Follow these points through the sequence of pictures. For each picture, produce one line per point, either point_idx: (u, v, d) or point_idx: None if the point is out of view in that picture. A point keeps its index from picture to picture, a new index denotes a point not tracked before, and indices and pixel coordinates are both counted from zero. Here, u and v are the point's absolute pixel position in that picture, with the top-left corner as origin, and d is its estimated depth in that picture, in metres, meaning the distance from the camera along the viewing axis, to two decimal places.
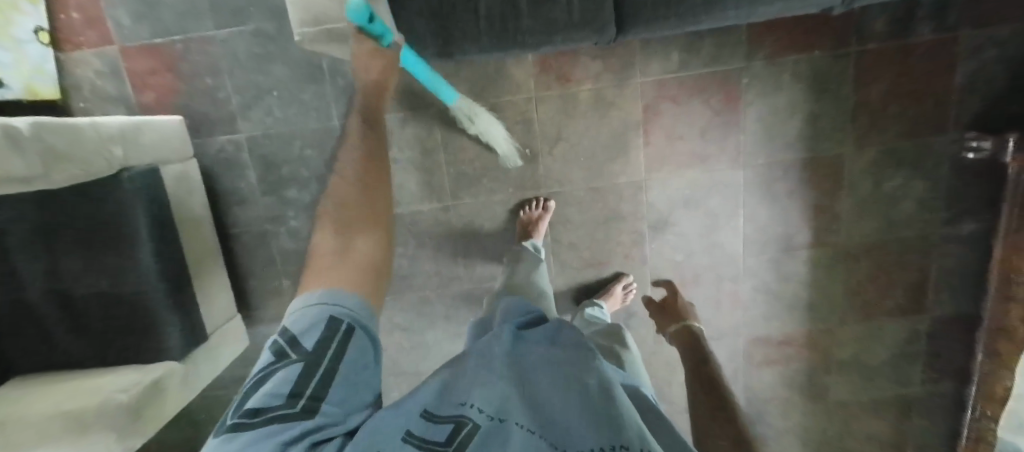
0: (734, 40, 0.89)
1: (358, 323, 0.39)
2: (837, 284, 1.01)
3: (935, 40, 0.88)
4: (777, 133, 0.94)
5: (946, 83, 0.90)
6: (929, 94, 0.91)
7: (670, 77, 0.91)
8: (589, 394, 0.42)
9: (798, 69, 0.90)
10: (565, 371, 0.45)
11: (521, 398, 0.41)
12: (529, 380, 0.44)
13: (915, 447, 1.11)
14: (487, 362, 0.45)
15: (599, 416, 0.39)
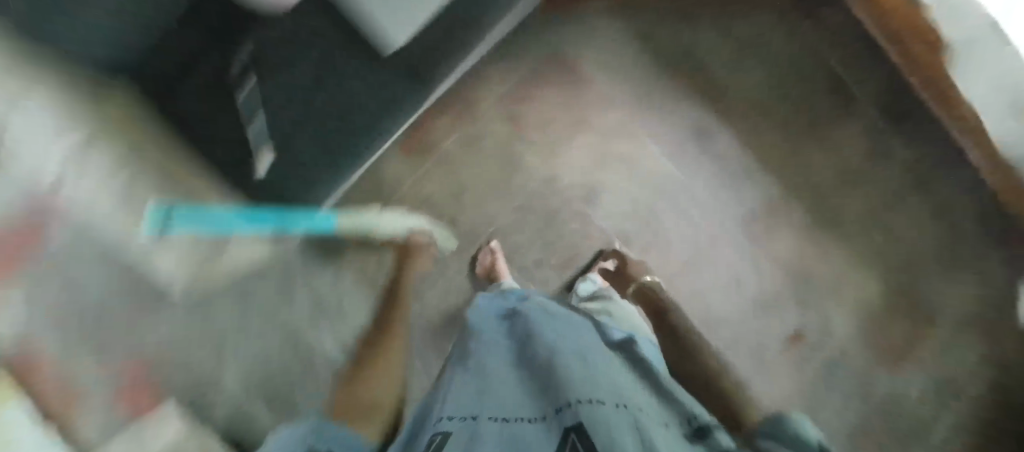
0: (533, 28, 1.00)
1: (320, 432, 0.46)
2: (769, 127, 1.04)
3: None
4: (620, 61, 1.02)
5: None
6: None
7: (508, 84, 1.00)
8: (557, 368, 0.50)
9: (600, 10, 1.02)
10: (542, 360, 0.54)
11: (497, 399, 0.49)
12: (508, 384, 0.52)
13: (963, 205, 1.03)
14: (471, 384, 0.54)
15: (564, 385, 0.46)
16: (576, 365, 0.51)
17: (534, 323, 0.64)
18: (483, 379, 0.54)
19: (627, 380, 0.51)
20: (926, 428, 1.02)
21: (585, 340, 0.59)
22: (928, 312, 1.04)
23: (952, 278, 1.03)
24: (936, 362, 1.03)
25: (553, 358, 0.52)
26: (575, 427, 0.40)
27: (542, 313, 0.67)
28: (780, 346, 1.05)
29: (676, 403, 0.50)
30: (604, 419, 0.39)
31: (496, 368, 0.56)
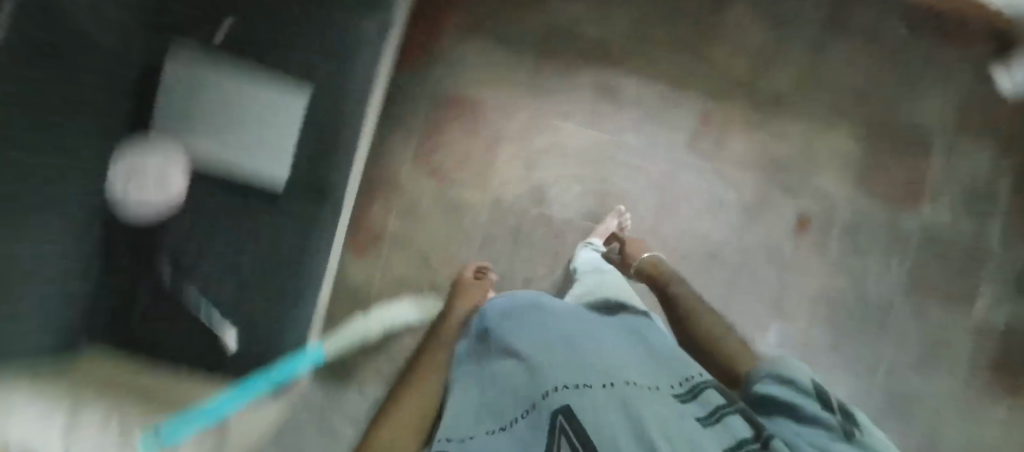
0: (403, 83, 0.98)
1: None
2: (673, 47, 1.01)
3: None
4: (500, 70, 1.00)
5: None
6: None
7: (414, 140, 0.99)
8: (543, 359, 0.56)
9: (455, 35, 0.98)
10: (529, 351, 0.58)
11: (492, 405, 0.56)
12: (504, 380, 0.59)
13: (875, 23, 1.02)
14: (473, 391, 0.61)
15: (545, 375, 0.53)
16: (560, 352, 0.56)
17: (521, 312, 0.69)
18: (483, 384, 0.61)
19: (613, 350, 0.57)
20: (959, 242, 1.04)
21: (571, 321, 0.64)
22: (914, 138, 1.04)
23: (916, 98, 1.03)
24: (939, 179, 1.04)
25: (541, 349, 0.58)
26: (563, 412, 0.47)
27: (528, 305, 0.70)
28: (792, 237, 1.04)
29: (667, 367, 0.57)
30: (587, 403, 0.46)
31: (494, 367, 0.63)
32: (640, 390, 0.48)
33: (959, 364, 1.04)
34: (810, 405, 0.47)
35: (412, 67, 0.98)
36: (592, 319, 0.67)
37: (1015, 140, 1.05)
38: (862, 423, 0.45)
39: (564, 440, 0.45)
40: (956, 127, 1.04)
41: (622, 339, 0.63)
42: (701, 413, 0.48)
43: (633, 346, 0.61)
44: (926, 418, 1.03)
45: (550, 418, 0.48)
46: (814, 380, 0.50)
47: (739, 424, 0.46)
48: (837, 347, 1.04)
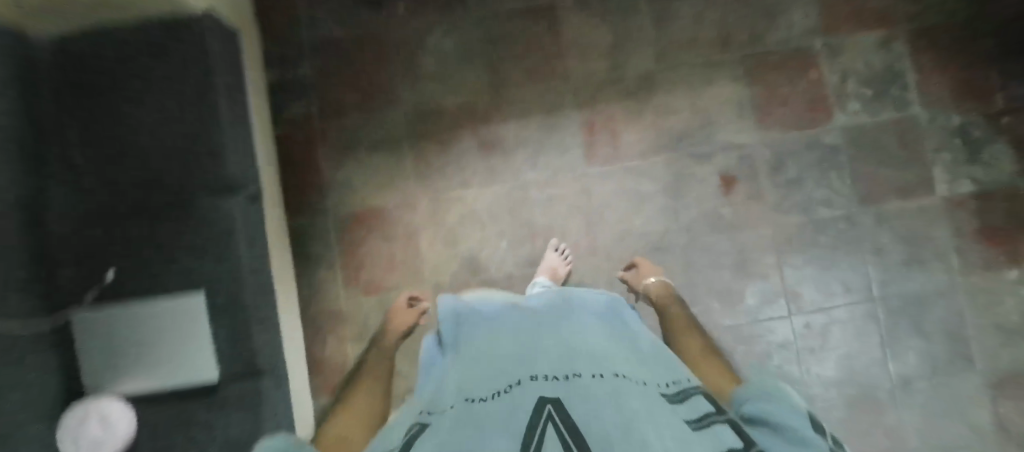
0: (305, 226, 1.02)
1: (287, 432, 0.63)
2: (532, 78, 1.02)
3: (304, 64, 1.02)
4: (384, 175, 1.03)
5: (340, 41, 1.02)
6: (349, 54, 1.02)
7: (335, 264, 1.02)
8: (538, 355, 0.57)
9: (331, 163, 1.02)
10: (520, 348, 0.60)
11: (474, 383, 0.54)
12: (488, 358, 0.59)
13: None
14: (454, 373, 0.60)
15: (538, 367, 0.54)
16: (552, 352, 0.58)
17: (511, 310, 0.72)
18: (466, 364, 0.61)
19: (600, 348, 0.60)
20: (885, 134, 1.02)
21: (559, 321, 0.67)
22: (795, 57, 1.02)
23: (779, 19, 1.02)
24: (837, 84, 1.02)
25: (529, 345, 0.60)
26: (552, 400, 0.46)
27: (513, 309, 0.73)
28: (723, 198, 1.01)
29: (652, 371, 0.59)
30: (588, 388, 0.48)
31: (478, 349, 0.63)
32: (626, 385, 0.50)
33: (945, 251, 0.99)
34: (804, 418, 0.46)
35: (305, 200, 1.02)
36: (574, 319, 0.69)
37: (895, 17, 1.02)
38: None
39: (552, 421, 0.42)
40: (830, 28, 1.02)
41: (609, 338, 0.66)
42: (690, 416, 0.48)
43: (619, 343, 0.64)
44: (939, 310, 0.99)
45: (537, 393, 0.48)
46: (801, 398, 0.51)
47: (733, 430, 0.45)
48: (823, 281, 1.00)
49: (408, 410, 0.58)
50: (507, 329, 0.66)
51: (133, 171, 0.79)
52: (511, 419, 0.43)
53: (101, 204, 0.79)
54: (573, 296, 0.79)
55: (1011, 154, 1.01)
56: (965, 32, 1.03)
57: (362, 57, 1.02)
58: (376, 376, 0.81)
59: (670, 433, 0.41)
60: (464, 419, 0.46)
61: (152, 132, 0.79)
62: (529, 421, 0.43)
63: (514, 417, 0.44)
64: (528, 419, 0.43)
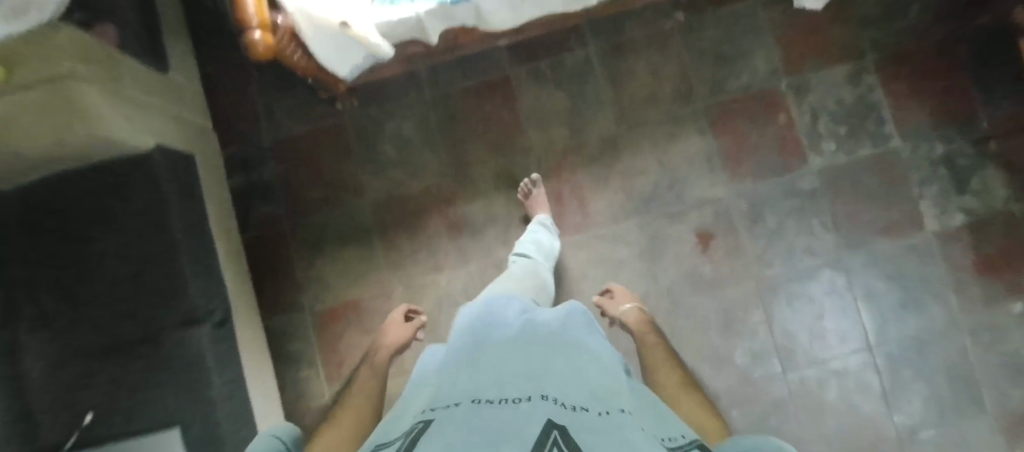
0: (284, 329, 1.01)
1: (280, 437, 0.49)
2: (495, 152, 1.01)
3: (269, 168, 1.02)
4: (357, 268, 1.00)
5: (302, 140, 1.02)
6: (312, 153, 1.02)
7: (315, 361, 1.00)
8: (555, 371, 0.46)
9: (303, 263, 1.01)
10: (537, 354, 0.49)
11: (485, 381, 0.44)
12: (500, 357, 0.49)
13: (658, 31, 0.99)
14: (457, 368, 0.50)
15: (554, 384, 0.43)
16: (569, 371, 0.47)
17: (526, 315, 0.61)
18: (469, 363, 0.50)
19: (618, 388, 0.47)
20: (866, 172, 0.97)
21: (574, 343, 0.55)
22: (760, 101, 0.99)
23: (739, 65, 0.99)
24: (810, 125, 0.98)
25: (541, 360, 0.48)
26: (558, 426, 0.35)
27: (531, 310, 0.63)
28: (703, 257, 0.98)
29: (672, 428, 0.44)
30: (602, 424, 0.37)
31: (488, 345, 0.52)
32: (645, 435, 0.37)
33: (940, 290, 0.95)
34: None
35: (282, 298, 1.02)
36: (592, 342, 0.59)
37: (863, 48, 0.98)
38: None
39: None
40: (795, 68, 0.99)
41: (627, 376, 0.54)
42: None
43: (638, 387, 0.52)
44: (941, 351, 0.95)
45: (544, 416, 0.36)
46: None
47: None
48: (815, 333, 0.96)
49: (406, 411, 0.47)
50: (519, 330, 0.56)
51: (104, 301, 0.80)
52: (511, 441, 0.32)
53: (75, 333, 0.80)
54: (589, 322, 0.66)
55: (1004, 178, 0.95)
56: (941, 56, 0.97)
57: (323, 151, 1.02)
58: (371, 374, 0.75)
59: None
60: (456, 431, 0.35)
61: (116, 263, 0.80)
62: (532, 443, 0.32)
63: (510, 442, 0.32)
64: (531, 442, 0.32)
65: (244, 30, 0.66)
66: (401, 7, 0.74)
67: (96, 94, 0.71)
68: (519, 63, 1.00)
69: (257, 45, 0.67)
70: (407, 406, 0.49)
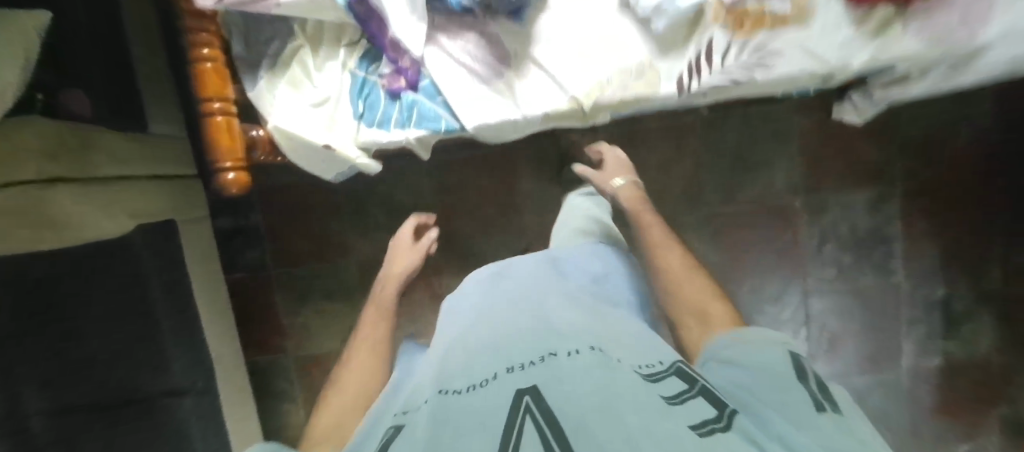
0: (264, 371, 1.03)
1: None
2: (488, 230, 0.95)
3: (258, 215, 0.99)
4: (339, 324, 1.01)
5: (292, 189, 0.98)
6: (303, 205, 0.99)
7: (298, 400, 1.03)
8: (517, 332, 0.50)
9: (287, 312, 1.02)
10: (499, 322, 0.52)
11: (455, 363, 0.48)
12: (468, 336, 0.52)
13: (677, 128, 0.93)
14: (433, 364, 0.52)
15: (518, 346, 0.47)
16: (529, 325, 0.50)
17: (489, 287, 0.64)
18: (440, 354, 0.52)
19: (579, 320, 0.52)
20: (863, 303, 0.95)
21: (534, 292, 0.58)
22: (772, 216, 0.94)
23: (756, 175, 0.94)
24: (818, 249, 0.94)
25: (505, 324, 0.52)
26: (528, 391, 0.39)
27: (494, 275, 0.67)
28: None
29: (637, 347, 0.50)
30: (566, 370, 0.42)
31: (454, 333, 0.55)
32: (605, 361, 0.43)
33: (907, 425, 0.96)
34: (795, 394, 0.41)
35: (266, 340, 1.03)
36: (554, 280, 0.62)
37: (892, 174, 0.91)
38: (839, 402, 0.42)
39: (528, 418, 0.36)
40: (814, 187, 0.93)
41: (589, 302, 0.58)
42: (667, 394, 0.40)
43: (602, 313, 0.56)
44: None
45: (509, 387, 0.40)
46: (794, 353, 0.47)
47: (707, 405, 0.39)
48: None
49: (391, 404, 0.51)
50: (481, 302, 0.60)
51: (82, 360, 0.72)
52: (483, 428, 0.36)
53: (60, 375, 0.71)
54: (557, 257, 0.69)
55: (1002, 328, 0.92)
56: (967, 195, 0.92)
57: (314, 205, 0.99)
58: (369, 352, 0.66)
59: (661, 430, 0.34)
60: (428, 429, 0.38)
61: (108, 334, 0.74)
62: (503, 422, 0.36)
63: (479, 432, 0.36)
64: (504, 417, 0.37)
65: (215, 168, 0.62)
66: (391, 132, 0.69)
67: (71, 198, 0.69)
68: (523, 146, 0.95)
69: (230, 184, 0.63)
70: (384, 405, 0.51)
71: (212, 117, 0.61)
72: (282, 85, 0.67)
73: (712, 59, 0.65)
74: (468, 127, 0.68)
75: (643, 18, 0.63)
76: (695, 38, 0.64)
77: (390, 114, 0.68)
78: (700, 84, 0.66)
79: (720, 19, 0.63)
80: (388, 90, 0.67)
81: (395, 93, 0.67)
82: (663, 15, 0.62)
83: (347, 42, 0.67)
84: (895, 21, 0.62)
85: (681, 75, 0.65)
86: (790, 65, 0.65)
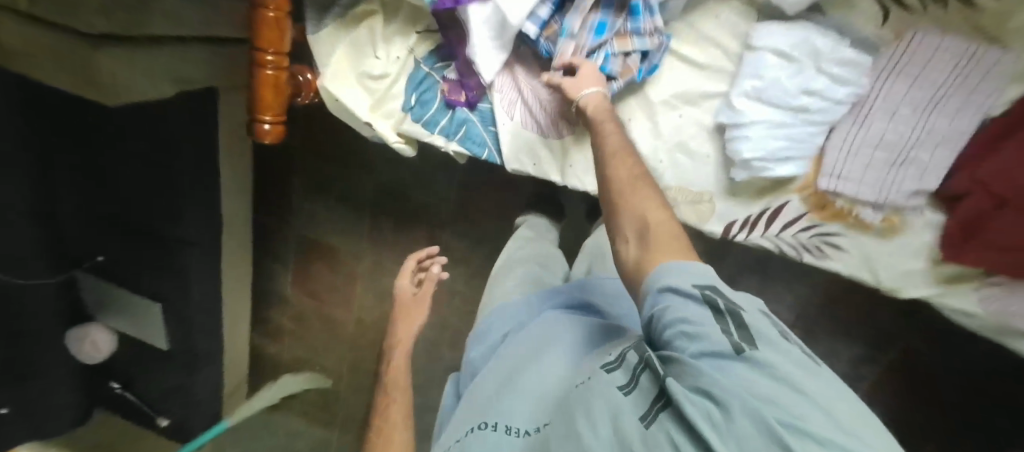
0: (268, 232, 1.12)
1: None
2: (496, 215, 0.94)
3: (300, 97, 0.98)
4: (340, 225, 1.07)
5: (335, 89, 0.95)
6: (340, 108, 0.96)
7: (289, 265, 1.13)
8: (520, 374, 0.47)
9: (298, 192, 1.07)
10: (504, 366, 0.50)
11: (469, 418, 0.47)
12: (482, 380, 0.51)
13: None
14: (458, 410, 0.51)
15: (515, 397, 0.44)
16: (528, 365, 0.47)
17: (513, 309, 0.62)
18: (467, 394, 0.52)
19: (569, 353, 0.47)
20: None
21: (540, 321, 0.56)
22: None
23: (763, 287, 0.88)
24: None
25: (510, 369, 0.49)
26: None
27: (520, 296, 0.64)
28: None
29: (606, 347, 0.44)
30: (558, 428, 0.36)
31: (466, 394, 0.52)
32: (581, 386, 0.38)
33: None
34: (711, 369, 0.27)
35: (276, 208, 1.10)
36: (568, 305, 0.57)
37: (893, 346, 0.84)
38: (759, 328, 0.29)
39: None
40: (824, 330, 0.87)
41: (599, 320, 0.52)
42: (640, 411, 0.31)
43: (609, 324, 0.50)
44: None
45: None
46: (701, 286, 0.32)
47: (650, 383, 0.32)
48: None
49: None
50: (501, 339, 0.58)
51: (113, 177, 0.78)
52: None
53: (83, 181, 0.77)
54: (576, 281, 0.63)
55: None
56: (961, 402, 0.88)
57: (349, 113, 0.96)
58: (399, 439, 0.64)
59: (618, 438, 0.30)
60: None
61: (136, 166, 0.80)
62: None
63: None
64: None
65: (254, 115, 0.61)
66: (433, 134, 0.64)
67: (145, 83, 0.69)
68: None
69: (265, 134, 0.63)
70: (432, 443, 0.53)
71: (263, 68, 0.58)
72: (342, 43, 0.63)
73: (774, 223, 0.60)
74: (508, 165, 0.64)
75: (728, 155, 0.58)
76: (770, 196, 0.59)
77: (439, 121, 0.64)
78: (749, 238, 0.62)
79: (805, 192, 0.58)
80: (445, 97, 0.62)
81: (450, 104, 0.63)
82: (747, 170, 0.56)
83: (421, 29, 0.61)
84: (973, 278, 0.57)
85: (733, 223, 0.61)
86: (846, 266, 0.60)
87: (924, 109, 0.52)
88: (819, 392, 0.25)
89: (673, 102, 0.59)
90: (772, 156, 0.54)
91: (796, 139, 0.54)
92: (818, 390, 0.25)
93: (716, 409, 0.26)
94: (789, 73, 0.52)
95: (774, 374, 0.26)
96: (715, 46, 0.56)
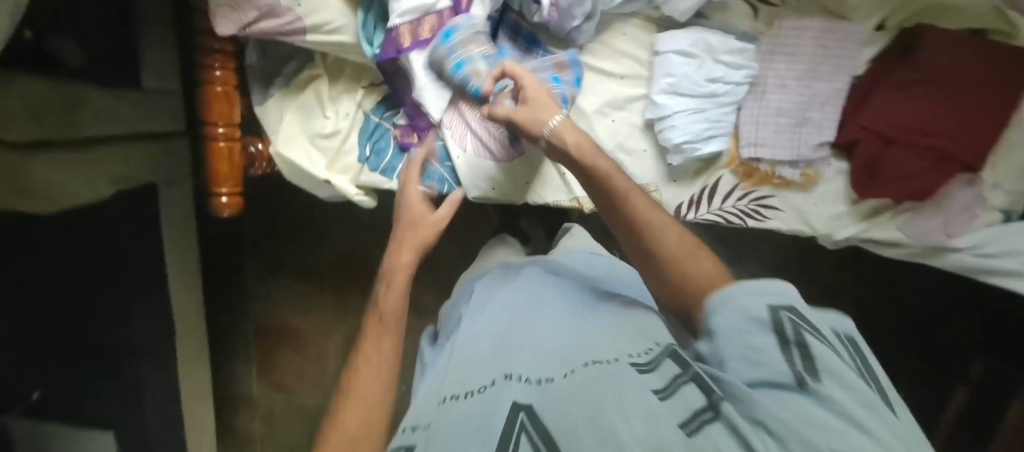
0: (224, 328, 1.06)
1: None
2: (461, 258, 0.96)
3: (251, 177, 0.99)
4: (303, 303, 1.03)
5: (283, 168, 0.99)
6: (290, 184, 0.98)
7: (252, 359, 1.07)
8: (519, 343, 0.46)
9: (254, 279, 1.03)
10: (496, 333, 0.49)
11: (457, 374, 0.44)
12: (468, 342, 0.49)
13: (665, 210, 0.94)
14: (436, 375, 0.48)
15: (515, 359, 0.43)
16: (526, 336, 0.47)
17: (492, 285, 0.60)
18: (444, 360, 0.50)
19: (579, 337, 0.45)
20: None
21: (527, 293, 0.55)
22: None
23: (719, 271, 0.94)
24: None
25: (505, 338, 0.47)
26: (524, 408, 0.36)
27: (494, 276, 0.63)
28: None
29: (618, 334, 0.43)
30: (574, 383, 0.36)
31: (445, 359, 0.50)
32: (606, 371, 0.36)
33: None
34: (770, 400, 0.28)
35: (230, 300, 1.05)
36: (558, 285, 0.57)
37: (845, 298, 0.92)
38: (824, 358, 0.29)
39: (524, 437, 0.33)
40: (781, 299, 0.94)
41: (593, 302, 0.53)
42: (682, 412, 0.30)
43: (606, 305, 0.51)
44: None
45: (506, 399, 0.37)
46: (776, 307, 0.32)
47: (697, 393, 0.31)
48: None
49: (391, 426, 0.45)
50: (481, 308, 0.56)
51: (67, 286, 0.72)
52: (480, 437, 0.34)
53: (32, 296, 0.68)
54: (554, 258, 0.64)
55: None
56: None
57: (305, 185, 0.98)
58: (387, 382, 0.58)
59: (652, 429, 0.28)
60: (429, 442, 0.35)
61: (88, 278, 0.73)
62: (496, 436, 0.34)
63: (479, 442, 0.34)
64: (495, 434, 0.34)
65: (211, 191, 0.62)
66: (393, 180, 0.68)
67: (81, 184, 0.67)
68: None
69: (223, 208, 0.63)
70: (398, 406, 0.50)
71: (216, 142, 0.60)
72: (290, 109, 0.66)
73: (715, 198, 0.67)
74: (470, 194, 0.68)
75: (661, 145, 0.65)
76: (705, 176, 0.67)
77: (397, 166, 0.67)
78: (697, 215, 0.68)
79: (733, 166, 0.66)
80: (399, 142, 0.67)
81: (404, 147, 0.67)
82: (680, 154, 0.63)
83: (366, 83, 0.66)
84: (885, 210, 0.66)
85: (681, 205, 0.68)
86: (785, 223, 0.67)
87: (807, 78, 0.62)
88: (883, 433, 0.25)
89: (605, 110, 0.66)
90: (698, 137, 0.62)
91: (714, 120, 0.63)
92: (886, 434, 0.25)
93: (772, 439, 0.27)
94: (694, 68, 0.61)
95: (839, 411, 0.26)
96: (628, 57, 0.65)
